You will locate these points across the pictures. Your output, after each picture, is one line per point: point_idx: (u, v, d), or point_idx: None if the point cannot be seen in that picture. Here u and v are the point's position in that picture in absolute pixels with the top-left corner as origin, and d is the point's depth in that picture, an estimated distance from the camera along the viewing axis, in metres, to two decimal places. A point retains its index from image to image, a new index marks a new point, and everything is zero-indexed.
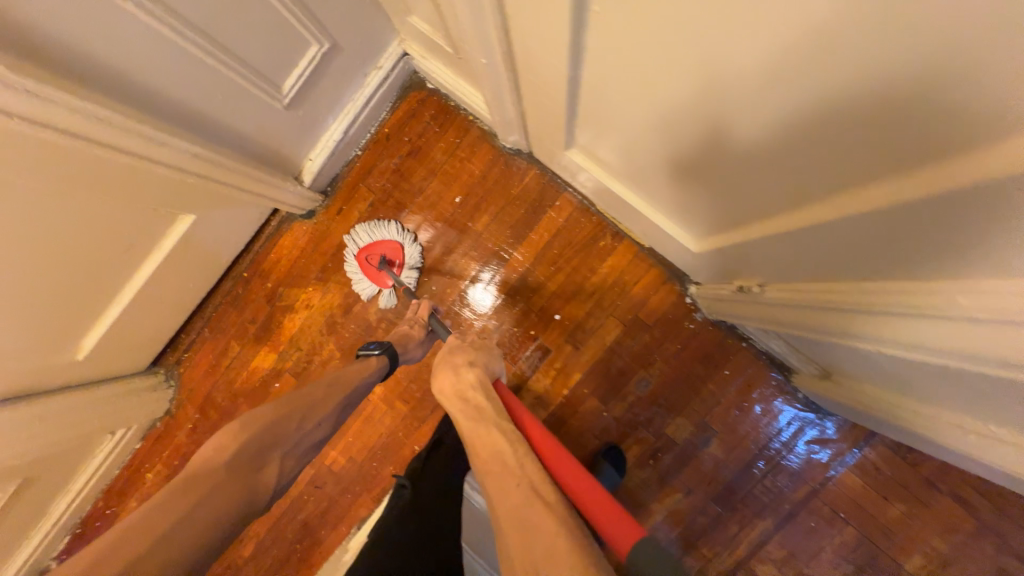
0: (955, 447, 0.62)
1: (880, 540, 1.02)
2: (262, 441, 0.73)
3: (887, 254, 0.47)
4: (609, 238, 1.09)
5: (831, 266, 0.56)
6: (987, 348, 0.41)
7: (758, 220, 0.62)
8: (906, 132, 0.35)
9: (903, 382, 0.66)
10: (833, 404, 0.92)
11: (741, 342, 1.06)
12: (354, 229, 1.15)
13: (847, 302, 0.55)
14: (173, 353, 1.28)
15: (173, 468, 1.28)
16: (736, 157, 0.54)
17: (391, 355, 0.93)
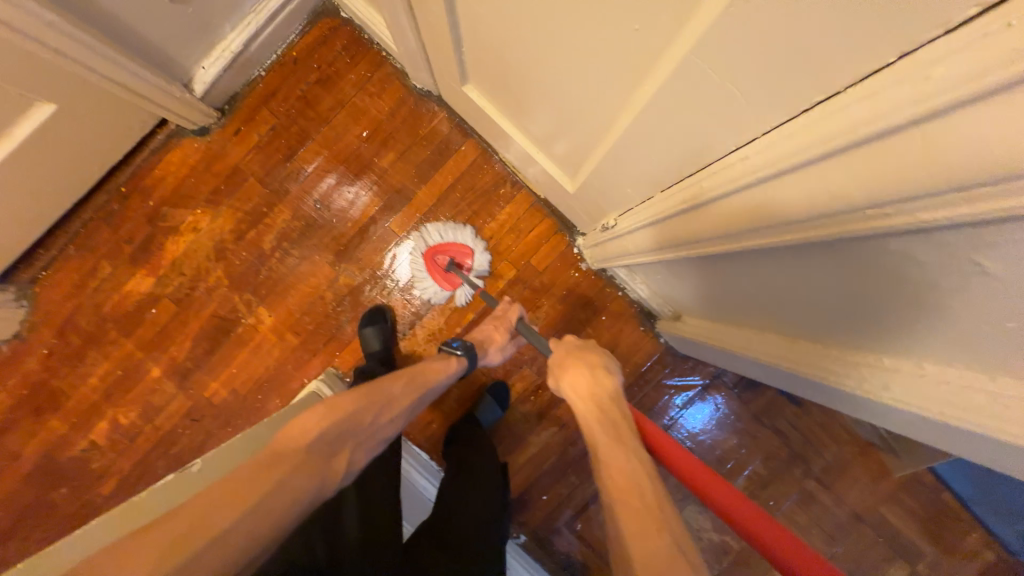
0: (821, 376, 0.60)
1: (717, 466, 1.20)
2: (344, 427, 0.65)
3: (679, 162, 0.57)
4: (510, 186, 1.16)
5: (654, 185, 0.66)
6: (772, 218, 0.45)
7: (601, 148, 0.71)
8: (658, 31, 0.43)
9: (771, 312, 0.67)
10: (683, 342, 1.08)
11: (617, 290, 1.19)
12: (425, 227, 1.14)
13: (673, 211, 0.62)
14: (27, 271, 1.15)
15: (19, 399, 1.16)
16: (577, 81, 0.61)
17: (471, 354, 0.92)
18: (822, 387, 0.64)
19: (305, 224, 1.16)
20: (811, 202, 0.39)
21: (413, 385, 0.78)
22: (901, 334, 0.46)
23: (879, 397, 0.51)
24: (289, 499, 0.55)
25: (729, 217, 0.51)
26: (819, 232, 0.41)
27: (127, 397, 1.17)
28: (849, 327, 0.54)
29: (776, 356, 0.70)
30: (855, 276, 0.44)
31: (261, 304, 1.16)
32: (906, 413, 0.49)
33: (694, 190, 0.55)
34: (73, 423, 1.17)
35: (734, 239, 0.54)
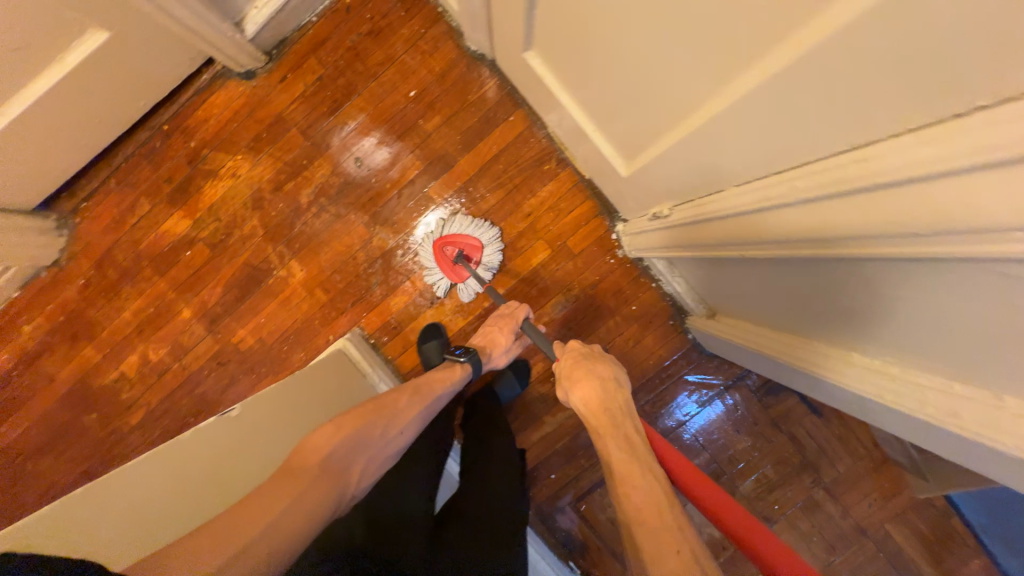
0: (864, 392, 0.60)
1: (727, 465, 1.20)
2: (352, 444, 0.67)
3: (751, 163, 0.54)
4: (554, 163, 1.13)
5: (718, 182, 0.63)
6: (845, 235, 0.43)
7: (667, 136, 0.68)
8: (754, 26, 0.40)
9: (821, 322, 0.65)
10: (714, 341, 1.06)
11: (651, 282, 1.16)
12: (445, 217, 1.13)
13: (734, 212, 0.59)
14: (69, 201, 1.16)
15: (56, 324, 1.19)
16: (654, 64, 0.58)
17: (476, 362, 0.92)
18: (861, 401, 0.64)
19: (344, 182, 1.14)
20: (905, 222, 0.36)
21: (417, 400, 0.79)
22: (964, 362, 0.46)
23: (929, 419, 0.51)
24: (305, 513, 0.56)
25: (796, 226, 0.49)
26: (909, 253, 0.38)
27: (158, 334, 1.19)
28: (921, 348, 0.50)
29: (825, 367, 0.67)
30: (931, 301, 0.43)
31: (294, 258, 1.16)
32: (958, 436, 0.49)
33: (767, 192, 0.51)
34: (106, 353, 1.20)
35: (801, 248, 0.50)
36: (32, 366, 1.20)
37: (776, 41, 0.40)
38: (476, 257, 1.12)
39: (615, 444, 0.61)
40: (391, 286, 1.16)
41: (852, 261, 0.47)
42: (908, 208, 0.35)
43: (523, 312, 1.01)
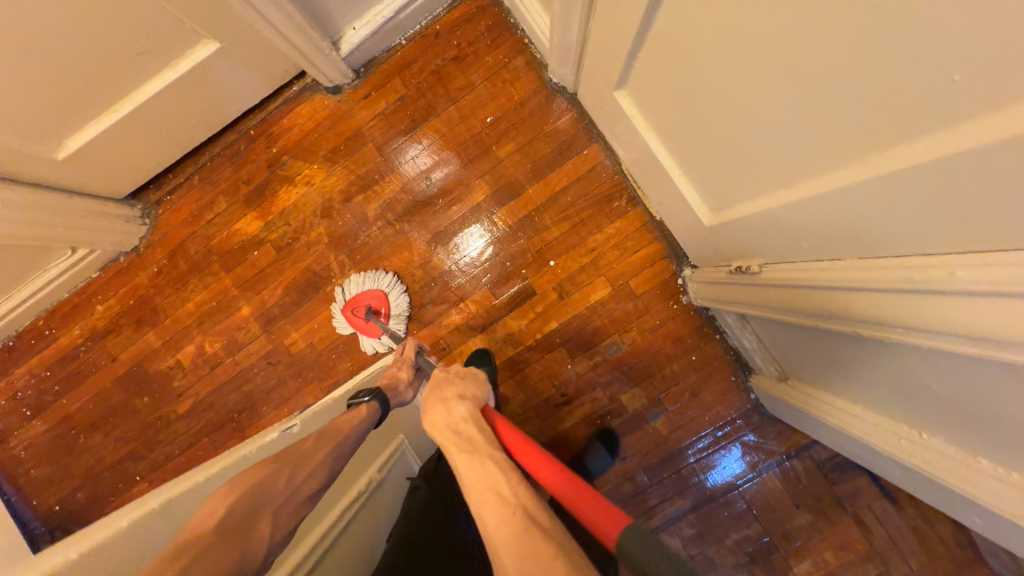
0: (962, 490, 0.56)
1: (781, 542, 1.10)
2: (253, 498, 0.60)
3: (879, 241, 0.49)
4: (625, 201, 1.09)
5: (825, 252, 0.59)
6: (1006, 341, 0.38)
7: (767, 197, 0.64)
8: (919, 107, 0.36)
9: (923, 411, 0.60)
10: (782, 407, 0.98)
11: (715, 333, 1.10)
12: (345, 280, 1.16)
13: (849, 285, 0.54)
14: (155, 193, 1.22)
15: (125, 307, 1.24)
16: (767, 126, 0.55)
17: (383, 401, 0.79)
18: (958, 498, 0.59)
19: (411, 200, 1.15)
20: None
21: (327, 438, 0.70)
22: None
23: None
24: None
25: (941, 319, 0.43)
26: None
27: (215, 328, 1.23)
28: None
29: (940, 468, 0.59)
30: None
31: (353, 268, 1.17)
32: None
33: (913, 276, 0.45)
34: (166, 340, 1.24)
35: (954, 341, 0.44)
36: (97, 344, 1.25)
37: (953, 121, 0.35)
38: (384, 309, 1.14)
39: (456, 445, 0.61)
40: (445, 306, 1.16)
41: (992, 362, 0.42)
42: None
43: (411, 347, 0.94)
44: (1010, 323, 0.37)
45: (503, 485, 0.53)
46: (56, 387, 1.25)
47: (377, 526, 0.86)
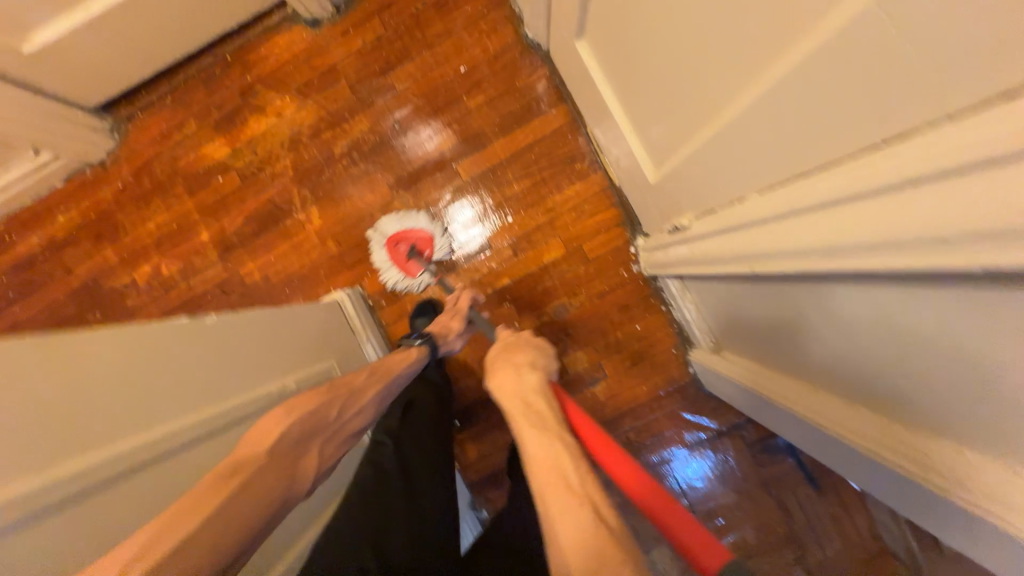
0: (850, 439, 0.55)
1: (705, 518, 1.10)
2: (306, 425, 0.61)
3: (766, 173, 0.50)
4: (586, 163, 1.11)
5: (731, 196, 0.60)
6: (838, 250, 0.39)
7: (691, 142, 0.65)
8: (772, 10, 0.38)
9: (817, 363, 0.60)
10: (716, 379, 0.99)
11: (661, 304, 1.11)
12: (381, 220, 1.13)
13: (745, 222, 0.55)
14: (126, 108, 1.23)
15: (86, 220, 1.24)
16: (681, 61, 0.56)
17: (432, 347, 0.89)
18: (850, 453, 0.58)
19: (378, 141, 1.16)
20: (919, 228, 0.30)
21: (377, 378, 0.76)
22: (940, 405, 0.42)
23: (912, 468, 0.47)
24: (252, 501, 0.50)
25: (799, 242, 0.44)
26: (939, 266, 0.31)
27: (173, 250, 1.22)
28: (929, 403, 0.43)
29: (827, 417, 0.60)
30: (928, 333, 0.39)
31: (314, 203, 1.18)
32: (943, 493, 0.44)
33: (789, 197, 0.45)
34: (123, 257, 1.23)
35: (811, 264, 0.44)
36: (54, 254, 1.25)
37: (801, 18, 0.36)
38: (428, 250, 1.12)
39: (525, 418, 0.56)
40: None
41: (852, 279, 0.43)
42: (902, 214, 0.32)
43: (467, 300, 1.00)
44: (845, 227, 0.37)
45: (572, 469, 0.47)
46: (8, 293, 1.25)
47: None
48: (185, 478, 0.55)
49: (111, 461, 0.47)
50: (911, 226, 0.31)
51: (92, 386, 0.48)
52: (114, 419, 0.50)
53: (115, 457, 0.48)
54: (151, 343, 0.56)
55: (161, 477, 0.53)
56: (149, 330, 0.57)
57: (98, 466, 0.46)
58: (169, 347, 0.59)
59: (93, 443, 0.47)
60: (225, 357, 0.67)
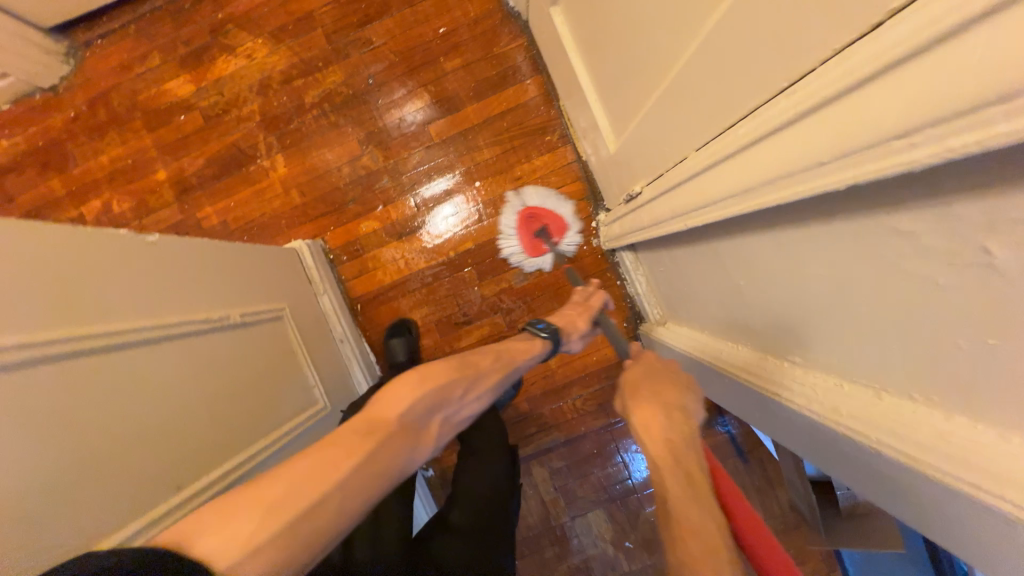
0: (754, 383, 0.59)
1: (640, 486, 1.15)
2: (432, 400, 0.59)
3: (697, 130, 0.54)
4: (555, 136, 1.13)
5: (672, 156, 0.63)
6: (749, 188, 0.42)
7: (643, 107, 0.69)
8: None
9: (737, 318, 0.64)
10: (657, 349, 1.03)
11: (618, 279, 1.15)
12: (524, 189, 1.14)
13: (681, 177, 0.59)
14: (85, 34, 1.18)
15: (33, 148, 1.18)
16: (636, 22, 0.59)
17: (554, 341, 0.80)
18: (754, 400, 0.62)
19: (351, 94, 1.15)
20: (808, 156, 0.34)
21: (501, 364, 0.72)
22: (824, 338, 0.46)
23: (796, 404, 0.50)
24: (381, 468, 0.49)
25: (722, 184, 0.48)
26: (828, 194, 0.35)
27: (127, 188, 1.17)
28: (820, 343, 0.47)
29: (742, 368, 0.63)
30: (815, 268, 0.42)
31: (280, 151, 1.16)
32: (819, 424, 0.47)
33: (715, 150, 0.49)
34: (71, 190, 1.17)
35: (728, 205, 0.48)
36: None
37: None
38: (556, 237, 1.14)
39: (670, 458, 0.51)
40: (367, 208, 1.16)
41: (766, 222, 0.47)
42: (793, 146, 0.35)
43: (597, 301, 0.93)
44: (756, 168, 0.41)
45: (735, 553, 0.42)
46: None
47: None
48: (114, 383, 0.54)
49: (37, 344, 0.47)
50: (802, 156, 0.34)
51: (14, 268, 0.48)
52: (34, 307, 0.49)
53: (40, 341, 0.47)
54: (87, 248, 0.56)
55: (91, 376, 0.52)
56: (84, 235, 0.57)
57: (23, 345, 0.46)
58: (106, 256, 0.59)
59: (16, 324, 0.46)
60: (166, 278, 0.67)
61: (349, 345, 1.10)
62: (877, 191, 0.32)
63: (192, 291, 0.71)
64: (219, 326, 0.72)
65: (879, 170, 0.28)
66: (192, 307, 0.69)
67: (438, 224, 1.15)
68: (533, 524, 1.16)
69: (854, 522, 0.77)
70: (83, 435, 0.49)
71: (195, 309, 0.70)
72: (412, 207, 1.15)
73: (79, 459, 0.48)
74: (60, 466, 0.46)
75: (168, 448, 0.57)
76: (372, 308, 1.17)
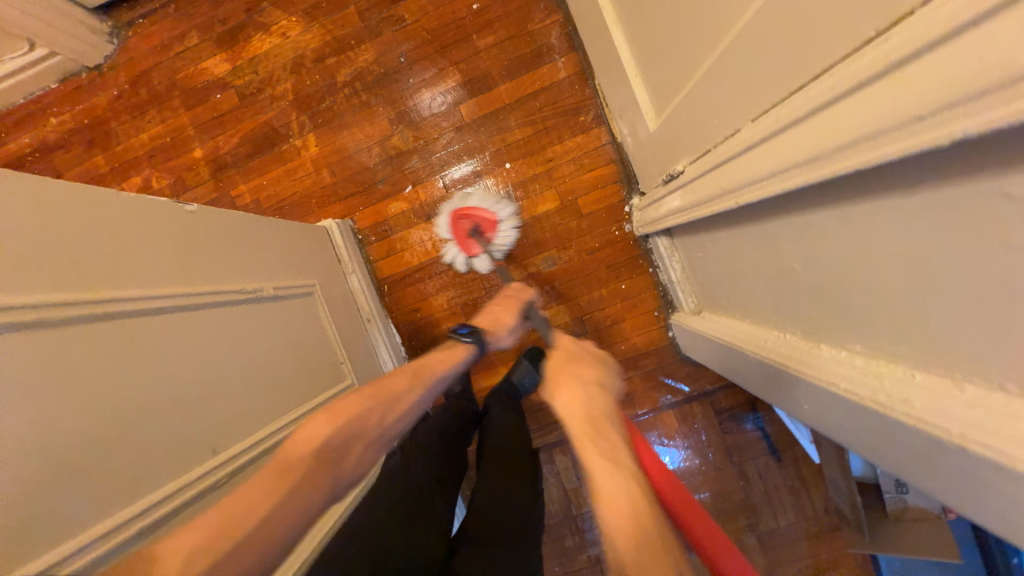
0: (804, 372, 0.55)
1: None
2: (352, 428, 0.56)
3: (751, 99, 0.50)
4: (589, 116, 1.09)
5: (720, 131, 0.59)
6: (820, 157, 0.39)
7: (688, 78, 0.65)
8: None
9: (786, 304, 0.60)
10: (690, 340, 0.99)
11: (649, 267, 1.10)
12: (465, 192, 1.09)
13: (733, 151, 0.55)
14: (128, 13, 1.20)
15: (79, 125, 1.21)
16: None
17: (479, 346, 0.78)
18: (802, 392, 0.58)
19: (382, 74, 1.14)
20: (900, 110, 0.30)
21: (420, 381, 0.67)
22: (891, 323, 0.42)
23: (851, 392, 0.47)
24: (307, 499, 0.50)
25: (784, 154, 0.44)
26: (914, 156, 0.31)
27: (165, 165, 1.20)
28: (889, 327, 0.43)
29: (790, 355, 0.60)
30: (888, 244, 0.39)
31: (312, 131, 1.17)
32: (878, 415, 0.44)
33: (778, 115, 0.45)
34: (114, 167, 1.21)
35: (790, 176, 0.44)
36: (42, 156, 1.22)
37: None
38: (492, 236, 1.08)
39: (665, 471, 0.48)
40: (395, 188, 1.15)
41: (832, 195, 0.43)
42: (879, 105, 0.32)
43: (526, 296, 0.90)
44: (831, 131, 0.37)
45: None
46: None
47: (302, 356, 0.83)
48: (150, 346, 0.55)
49: (70, 305, 0.48)
50: (895, 110, 0.30)
51: (45, 230, 0.49)
52: (72, 268, 0.50)
53: (72, 302, 0.48)
54: (119, 215, 0.57)
55: (128, 338, 0.53)
56: (116, 201, 0.57)
57: (61, 304, 0.47)
58: (139, 223, 0.59)
59: (50, 285, 0.47)
60: (200, 248, 0.68)
61: (375, 326, 1.10)
62: (981, 145, 0.28)
63: (226, 262, 0.71)
64: (251, 298, 0.73)
65: (994, 118, 0.24)
66: (226, 278, 0.70)
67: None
68: (554, 512, 1.14)
69: (902, 529, 0.72)
70: (117, 396, 0.50)
71: (228, 279, 0.70)
72: (441, 187, 1.14)
73: (117, 419, 0.49)
74: (98, 423, 0.47)
75: (201, 415, 0.58)
76: (398, 290, 1.17)
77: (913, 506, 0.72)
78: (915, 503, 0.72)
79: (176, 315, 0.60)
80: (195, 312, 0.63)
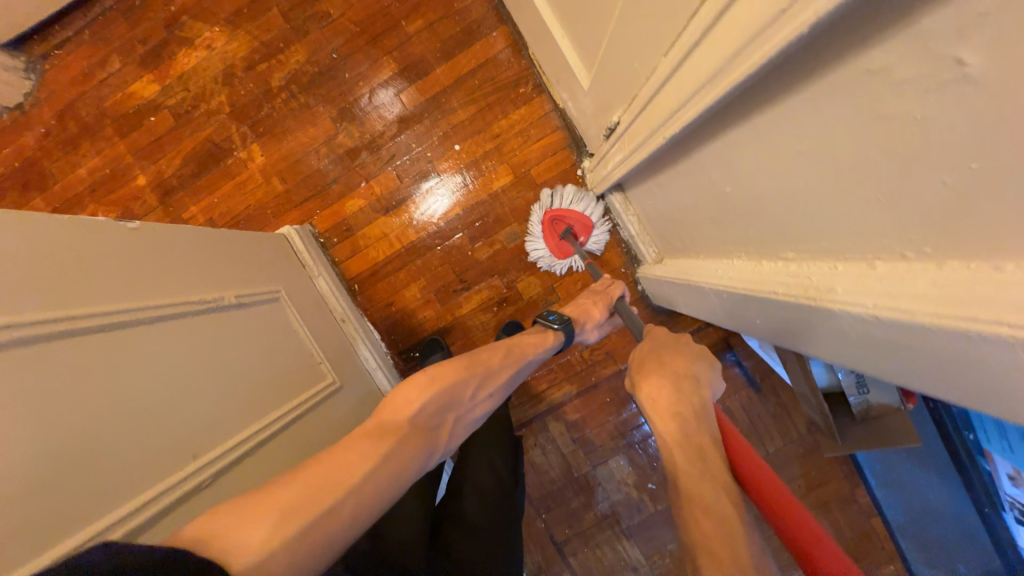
0: (749, 289, 0.58)
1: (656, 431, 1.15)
2: (445, 399, 0.58)
3: (659, 34, 0.52)
4: (530, 87, 1.11)
5: (641, 73, 0.61)
6: (721, 70, 0.41)
7: (605, 27, 0.66)
8: None
9: (727, 230, 0.63)
10: (657, 288, 1.02)
11: (610, 226, 1.13)
12: (555, 191, 1.09)
13: (655, 89, 0.57)
14: (41, 45, 1.16)
15: (11, 170, 1.17)
16: None
17: (569, 331, 0.79)
18: (753, 309, 0.62)
19: (317, 72, 1.13)
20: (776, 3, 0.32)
21: (509, 360, 0.69)
22: (809, 222, 0.45)
23: (788, 296, 0.50)
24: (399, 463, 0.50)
25: (695, 77, 0.46)
26: (800, 45, 0.33)
27: (109, 197, 1.16)
28: (807, 224, 0.46)
29: (737, 277, 0.63)
30: (793, 144, 0.41)
31: (255, 141, 1.15)
32: (813, 311, 0.47)
33: (683, 43, 0.47)
34: (54, 207, 1.16)
35: (703, 96, 0.46)
36: None
37: None
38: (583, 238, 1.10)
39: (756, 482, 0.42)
40: (350, 186, 1.15)
41: (744, 107, 0.45)
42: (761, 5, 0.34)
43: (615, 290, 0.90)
44: (726, 42, 0.39)
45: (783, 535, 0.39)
46: None
47: (293, 363, 0.84)
48: (116, 360, 0.55)
49: (29, 325, 0.47)
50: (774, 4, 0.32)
51: None
52: (26, 291, 0.49)
53: (28, 322, 0.47)
54: (63, 237, 0.55)
55: (92, 353, 0.52)
56: (63, 221, 0.56)
57: (16, 325, 0.46)
58: (86, 241, 0.58)
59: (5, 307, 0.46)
60: (152, 264, 0.67)
61: (350, 325, 1.10)
62: (850, 21, 0.30)
63: (183, 276, 0.71)
64: (214, 309, 0.73)
65: None
66: (186, 290, 0.69)
67: (431, 205, 1.14)
68: (556, 478, 1.17)
69: (868, 426, 0.78)
70: (89, 410, 0.49)
71: (188, 292, 0.70)
72: (396, 178, 1.14)
73: (93, 433, 0.49)
74: (74, 438, 0.47)
75: (177, 424, 0.58)
76: (369, 287, 1.17)
77: (875, 403, 0.77)
78: (876, 399, 0.77)
79: (136, 330, 0.59)
80: (159, 324, 0.62)
